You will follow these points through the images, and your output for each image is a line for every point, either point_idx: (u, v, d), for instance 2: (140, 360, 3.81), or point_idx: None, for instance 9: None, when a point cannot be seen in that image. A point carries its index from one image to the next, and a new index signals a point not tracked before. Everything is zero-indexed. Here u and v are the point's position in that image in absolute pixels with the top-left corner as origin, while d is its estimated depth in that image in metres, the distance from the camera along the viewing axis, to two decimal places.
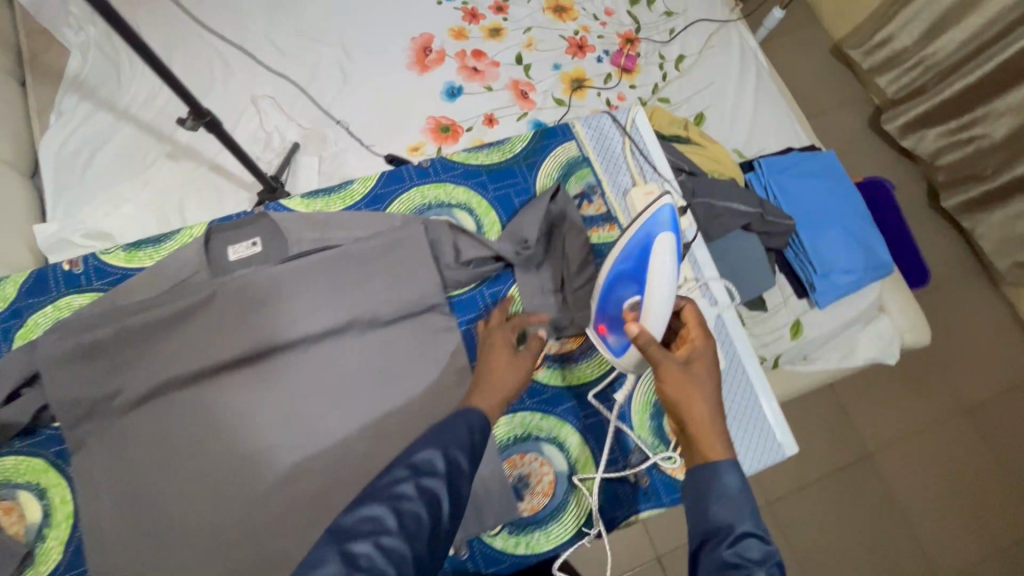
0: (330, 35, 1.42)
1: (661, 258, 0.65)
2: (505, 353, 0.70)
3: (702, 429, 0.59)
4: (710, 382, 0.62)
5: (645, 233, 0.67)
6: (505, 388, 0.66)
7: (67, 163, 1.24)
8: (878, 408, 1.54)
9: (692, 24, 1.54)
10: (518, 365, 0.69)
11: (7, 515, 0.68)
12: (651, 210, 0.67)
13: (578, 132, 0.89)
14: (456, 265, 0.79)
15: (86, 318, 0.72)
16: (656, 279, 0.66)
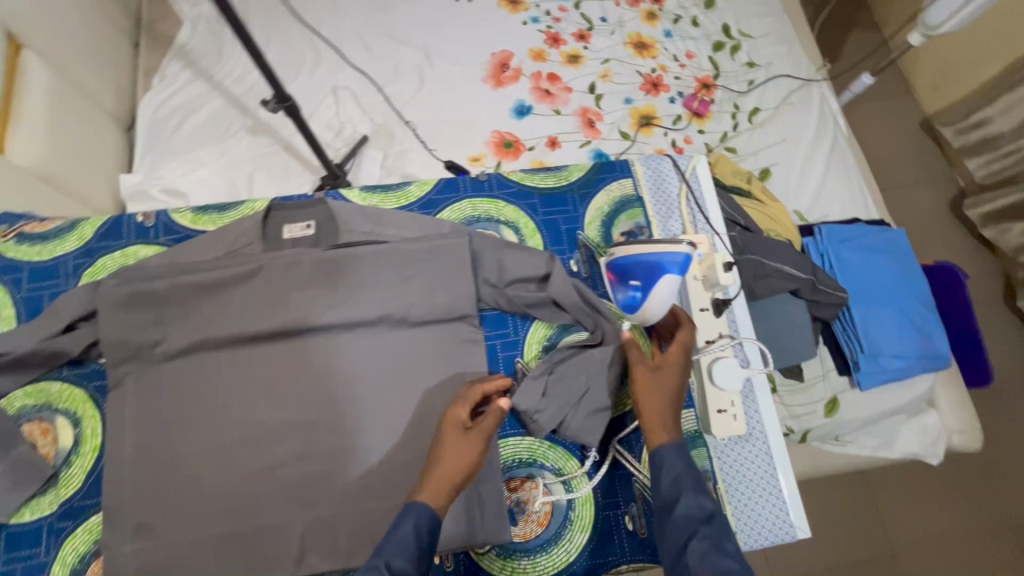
0: (417, 41, 1.49)
1: (666, 287, 0.67)
2: (456, 437, 0.64)
3: (654, 416, 0.64)
4: (671, 386, 0.67)
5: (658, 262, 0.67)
6: (453, 477, 0.61)
7: (160, 122, 1.35)
8: (911, 506, 1.43)
9: (774, 78, 1.51)
10: (472, 447, 0.63)
11: (43, 436, 0.73)
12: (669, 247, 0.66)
13: (637, 171, 0.89)
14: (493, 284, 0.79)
15: (146, 269, 0.77)
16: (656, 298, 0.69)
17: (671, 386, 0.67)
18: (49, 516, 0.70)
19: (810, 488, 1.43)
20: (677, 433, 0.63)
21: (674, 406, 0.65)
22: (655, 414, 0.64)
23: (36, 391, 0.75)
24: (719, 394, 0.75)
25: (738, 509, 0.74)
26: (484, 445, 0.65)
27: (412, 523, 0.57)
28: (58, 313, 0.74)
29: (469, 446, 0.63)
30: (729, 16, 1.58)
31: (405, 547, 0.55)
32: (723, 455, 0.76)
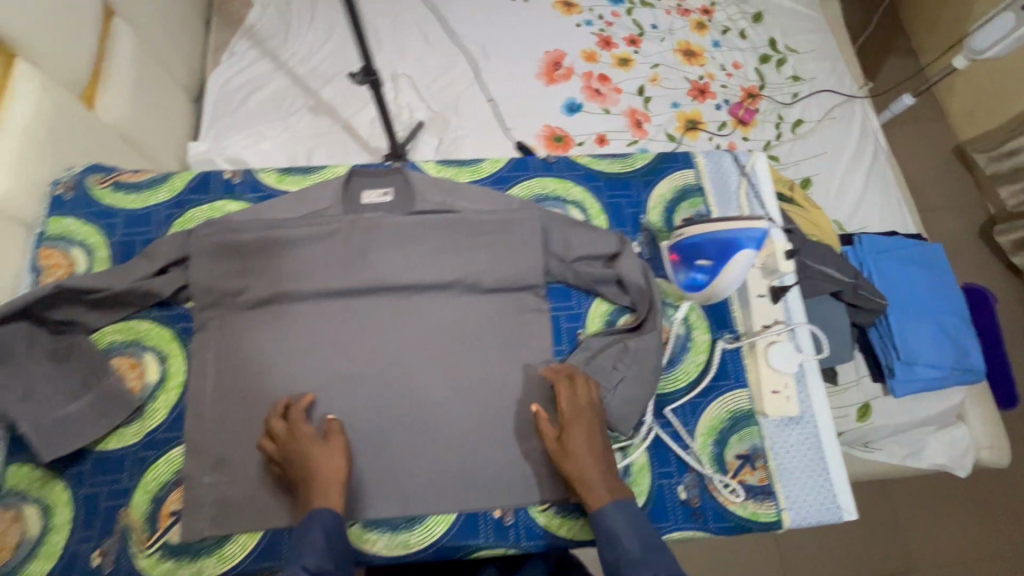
0: (475, 35, 1.54)
1: (742, 260, 0.75)
2: (316, 446, 0.70)
3: (584, 486, 0.67)
4: (584, 450, 0.68)
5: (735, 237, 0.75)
6: (338, 483, 0.69)
7: (227, 96, 1.41)
8: (935, 523, 1.43)
9: (819, 92, 1.54)
10: (336, 452, 0.70)
11: (132, 370, 0.78)
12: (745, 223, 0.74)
13: (698, 163, 0.92)
14: (561, 258, 0.83)
15: (235, 221, 0.81)
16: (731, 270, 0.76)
17: (574, 448, 0.68)
18: (133, 445, 0.74)
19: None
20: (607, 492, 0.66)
21: (596, 469, 0.67)
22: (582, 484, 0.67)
23: (126, 328, 0.79)
24: (774, 375, 0.78)
25: (787, 487, 0.76)
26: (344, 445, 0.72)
27: (321, 529, 0.65)
28: (152, 256, 0.78)
29: (332, 451, 0.70)
30: (776, 30, 1.62)
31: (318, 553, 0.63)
32: (774, 435, 0.78)
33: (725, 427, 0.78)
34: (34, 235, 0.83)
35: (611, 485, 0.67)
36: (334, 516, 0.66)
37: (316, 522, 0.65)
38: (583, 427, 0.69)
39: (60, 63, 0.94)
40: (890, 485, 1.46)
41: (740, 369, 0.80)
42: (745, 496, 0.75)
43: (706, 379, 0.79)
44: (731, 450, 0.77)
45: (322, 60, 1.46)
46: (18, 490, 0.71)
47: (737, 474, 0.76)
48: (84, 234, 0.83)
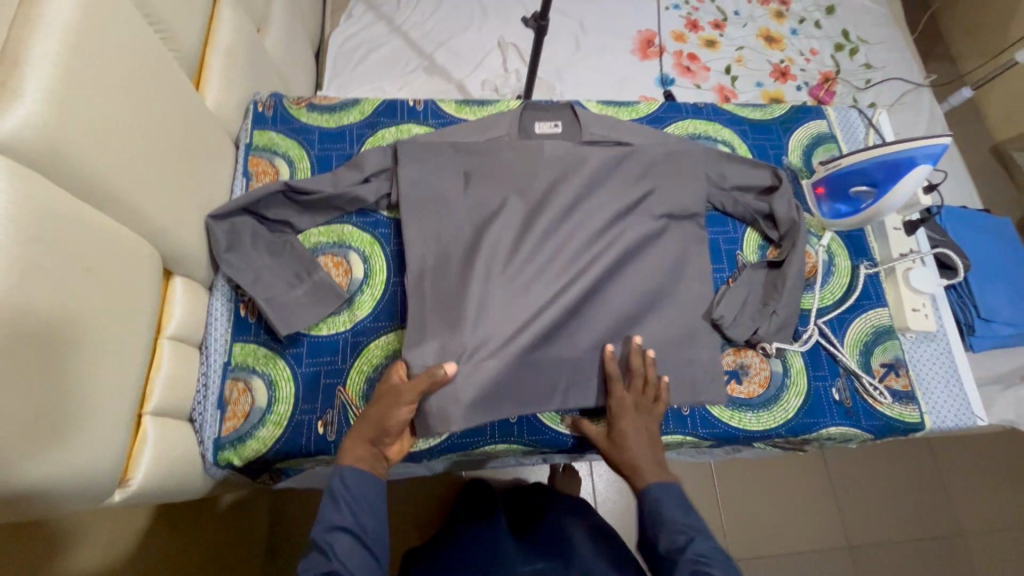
0: (571, 12, 1.64)
1: (912, 180, 0.79)
2: (382, 392, 0.69)
3: (631, 469, 0.72)
4: (633, 432, 0.73)
5: (908, 156, 0.79)
6: (361, 440, 0.67)
7: (347, 54, 1.49)
8: (1001, 489, 1.48)
9: (889, 79, 1.66)
10: (395, 402, 0.68)
11: (337, 268, 0.85)
12: (923, 142, 0.78)
13: (829, 115, 1.02)
14: (719, 188, 0.92)
15: (429, 139, 0.90)
16: (899, 190, 0.81)
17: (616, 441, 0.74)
18: (345, 331, 0.82)
19: (914, 454, 1.49)
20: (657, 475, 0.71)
21: (646, 451, 0.73)
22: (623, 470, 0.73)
23: (329, 232, 0.87)
24: (912, 295, 0.88)
25: (925, 392, 0.85)
26: (412, 398, 0.68)
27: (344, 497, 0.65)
28: (360, 165, 0.86)
29: (391, 400, 0.68)
30: (848, 22, 1.74)
31: (335, 528, 0.63)
32: (911, 348, 0.88)
33: (869, 339, 0.87)
34: (240, 145, 0.91)
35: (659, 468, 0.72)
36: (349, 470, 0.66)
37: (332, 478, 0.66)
38: (635, 417, 0.75)
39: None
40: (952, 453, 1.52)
41: (880, 290, 0.90)
42: (892, 399, 0.83)
43: (851, 297, 0.88)
44: (876, 358, 0.86)
45: (434, 26, 1.55)
46: (246, 365, 0.79)
47: (883, 379, 0.84)
48: (286, 146, 0.92)
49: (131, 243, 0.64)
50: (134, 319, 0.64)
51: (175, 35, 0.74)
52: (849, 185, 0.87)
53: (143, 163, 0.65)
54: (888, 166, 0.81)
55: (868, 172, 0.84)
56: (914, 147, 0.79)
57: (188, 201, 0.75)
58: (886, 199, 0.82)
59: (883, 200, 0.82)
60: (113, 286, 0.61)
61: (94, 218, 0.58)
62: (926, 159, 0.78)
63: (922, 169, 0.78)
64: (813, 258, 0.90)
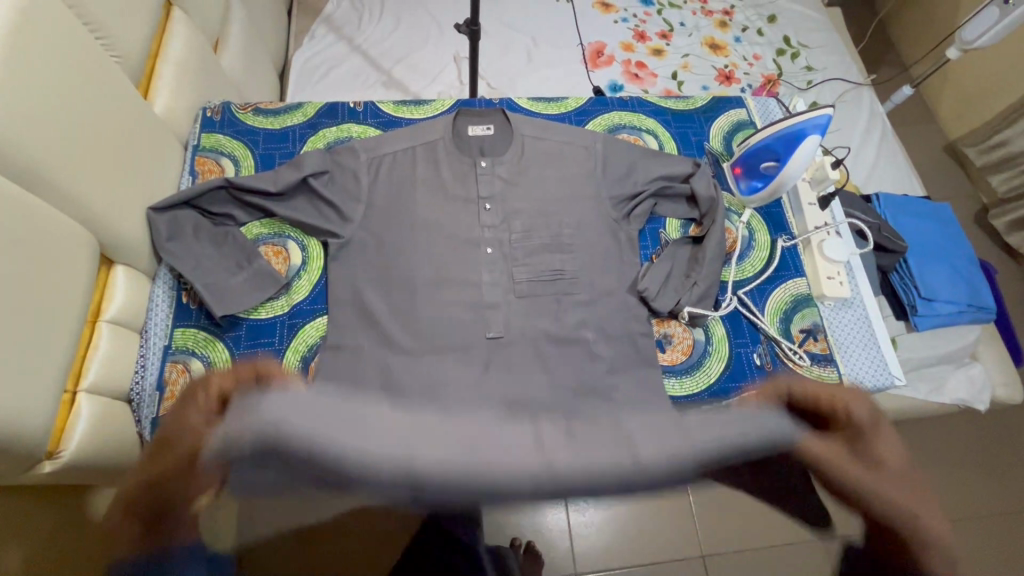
0: (524, 28, 1.73)
1: (803, 151, 0.82)
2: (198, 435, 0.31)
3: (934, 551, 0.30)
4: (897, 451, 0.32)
5: (798, 128, 0.83)
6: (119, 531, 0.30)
7: (309, 72, 1.57)
8: (965, 474, 1.48)
9: (830, 80, 1.74)
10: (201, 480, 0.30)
11: (276, 256, 0.90)
12: (811, 112, 0.82)
13: (749, 104, 1.09)
14: (645, 174, 0.95)
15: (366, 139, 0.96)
16: (795, 163, 0.84)
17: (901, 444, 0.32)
18: (283, 314, 0.87)
19: None
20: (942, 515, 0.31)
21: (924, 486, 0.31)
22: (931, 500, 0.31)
23: (269, 223, 0.92)
24: (828, 265, 0.92)
25: (846, 355, 0.88)
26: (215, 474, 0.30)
27: None
28: (299, 166, 0.89)
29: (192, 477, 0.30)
30: (789, 29, 1.84)
31: None
32: (831, 315, 0.91)
33: (788, 308, 0.90)
34: (188, 147, 0.97)
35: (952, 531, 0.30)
36: None
37: None
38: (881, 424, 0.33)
39: (203, 16, 1.10)
40: (922, 440, 1.51)
41: (798, 262, 0.94)
42: (811, 361, 0.86)
43: (770, 269, 0.92)
44: (795, 325, 0.89)
45: (392, 44, 1.64)
46: (186, 348, 0.83)
47: (802, 345, 0.88)
48: (231, 147, 0.97)
49: (69, 230, 0.69)
50: (68, 301, 0.69)
51: (118, 44, 0.81)
52: (759, 159, 0.91)
53: (83, 156, 0.71)
54: (784, 139, 0.85)
55: (771, 147, 0.88)
56: (804, 120, 0.83)
57: (127, 196, 0.79)
58: (783, 172, 0.85)
59: (781, 173, 0.85)
60: (50, 267, 0.65)
61: (31, 202, 0.63)
62: (815, 130, 0.82)
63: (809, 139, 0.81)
64: (732, 234, 0.95)
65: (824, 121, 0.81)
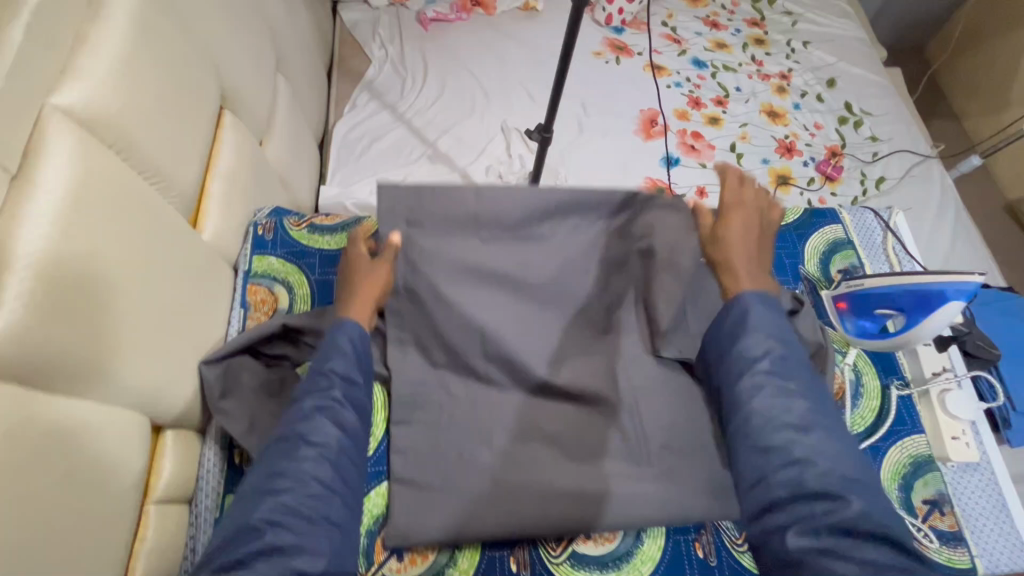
0: (574, 93, 1.66)
1: (942, 316, 0.75)
2: (365, 262, 0.82)
3: (728, 268, 0.72)
4: (739, 227, 0.74)
5: (939, 290, 0.74)
6: (373, 293, 0.79)
7: (351, 143, 1.49)
8: None
9: (896, 152, 1.64)
10: (382, 264, 0.81)
11: None
12: (957, 275, 0.72)
13: (845, 219, 1.00)
14: None
15: None
16: (927, 325, 0.76)
17: (750, 218, 0.75)
18: None
19: None
20: (756, 286, 0.69)
21: (750, 246, 0.73)
22: (746, 259, 0.72)
23: None
24: (950, 422, 0.82)
25: (974, 530, 0.78)
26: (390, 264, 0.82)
27: (347, 341, 0.71)
28: None
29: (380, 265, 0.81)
30: (850, 94, 1.75)
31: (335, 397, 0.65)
32: (954, 480, 0.81)
33: (908, 473, 0.80)
34: (239, 271, 0.89)
35: (756, 282, 0.69)
36: (355, 326, 0.73)
37: (337, 330, 0.72)
38: (738, 209, 0.76)
39: (252, 115, 1.03)
40: None
41: (915, 414, 0.84)
42: (939, 541, 0.76)
43: (884, 425, 0.82)
44: (917, 494, 0.79)
45: (437, 113, 1.56)
46: None
47: (927, 519, 0.77)
48: (285, 272, 0.90)
49: (112, 422, 0.60)
50: (118, 499, 0.60)
51: (170, 181, 0.73)
52: (875, 302, 0.82)
53: (134, 330, 0.62)
54: (916, 296, 0.76)
55: (894, 297, 0.79)
56: (946, 280, 0.73)
57: (180, 353, 0.71)
58: (912, 331, 0.77)
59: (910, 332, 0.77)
60: (95, 474, 0.57)
61: (71, 407, 0.55)
62: (958, 295, 0.73)
63: (952, 307, 0.73)
64: (838, 379, 0.85)
65: (971, 288, 0.72)
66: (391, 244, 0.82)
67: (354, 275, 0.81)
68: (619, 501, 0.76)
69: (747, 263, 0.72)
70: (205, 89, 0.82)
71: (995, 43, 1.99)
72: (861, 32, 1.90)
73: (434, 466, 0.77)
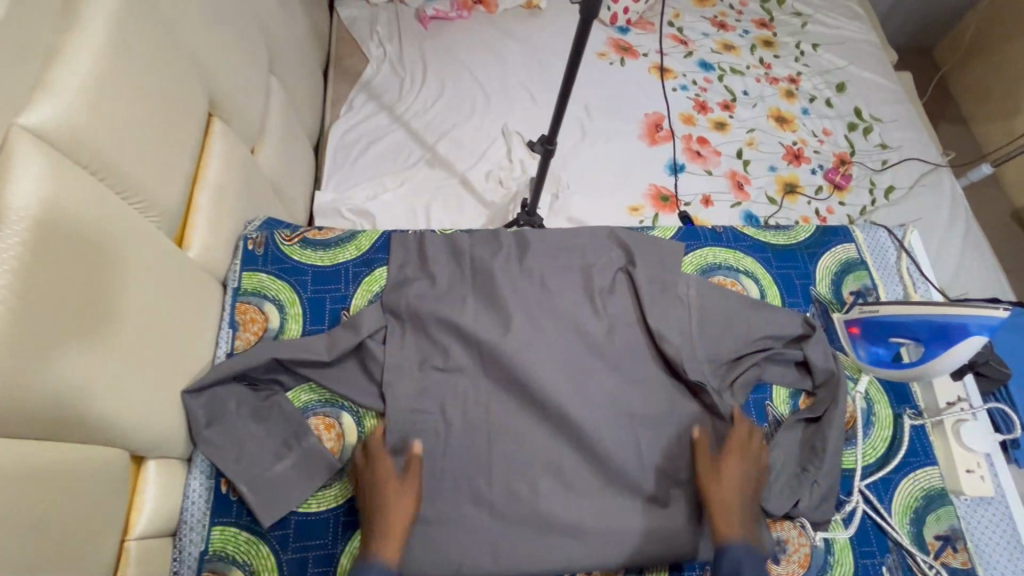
0: (577, 96, 1.61)
1: (961, 349, 0.72)
2: (393, 486, 0.70)
3: (721, 512, 0.70)
4: (738, 474, 0.73)
5: (959, 322, 0.71)
6: (397, 532, 0.67)
7: (347, 146, 1.45)
8: None
9: (906, 160, 1.60)
10: (407, 494, 0.70)
11: (327, 431, 0.78)
12: (979, 308, 0.70)
13: (858, 237, 0.96)
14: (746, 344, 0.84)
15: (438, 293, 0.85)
16: (945, 358, 0.73)
17: (750, 477, 0.73)
18: (336, 509, 0.74)
19: None
20: (746, 537, 0.68)
21: (746, 501, 0.71)
22: (742, 511, 0.70)
23: (317, 388, 0.80)
24: (965, 454, 0.79)
25: (988, 567, 0.75)
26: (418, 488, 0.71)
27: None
28: (357, 325, 0.81)
29: (407, 492, 0.70)
30: (859, 100, 1.70)
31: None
32: (968, 514, 0.78)
33: (920, 506, 0.77)
34: (228, 288, 0.86)
35: (746, 528, 0.69)
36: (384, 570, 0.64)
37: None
38: (740, 456, 0.74)
39: (244, 123, 0.99)
40: None
41: (928, 445, 0.81)
42: None
43: (896, 457, 0.79)
44: (929, 529, 0.76)
45: (436, 115, 1.51)
46: (224, 554, 0.70)
47: (939, 556, 0.75)
48: (276, 289, 0.87)
49: (86, 461, 0.56)
50: (96, 543, 0.57)
51: (152, 199, 0.69)
52: (892, 331, 0.80)
53: (109, 361, 0.59)
54: (935, 327, 0.74)
55: (912, 327, 0.77)
56: (967, 313, 0.71)
57: (163, 382, 0.68)
58: (929, 363, 0.75)
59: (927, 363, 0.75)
60: (69, 519, 0.54)
61: (43, 448, 0.51)
62: (979, 329, 0.71)
63: (973, 340, 0.70)
64: (850, 407, 0.82)
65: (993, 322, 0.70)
66: (416, 457, 0.72)
67: (376, 501, 0.69)
68: (621, 535, 0.74)
69: (740, 509, 0.70)
70: (192, 100, 0.78)
71: (1009, 46, 1.94)
72: (872, 34, 1.86)
73: (430, 499, 0.75)
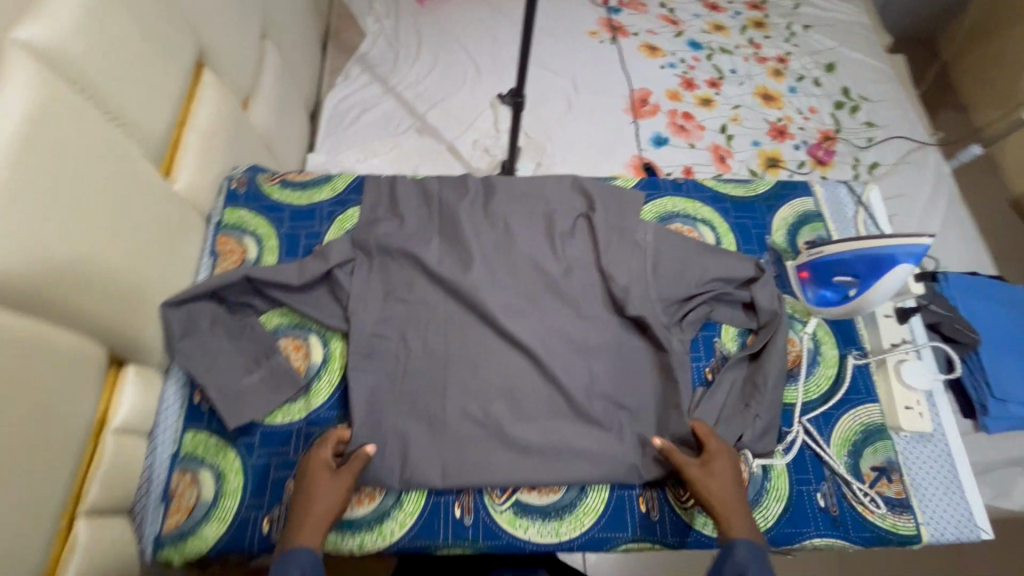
0: (565, 72, 1.66)
1: (893, 278, 0.75)
2: (325, 475, 0.71)
3: (725, 514, 0.68)
4: (728, 473, 0.71)
5: (889, 253, 0.75)
6: (326, 521, 0.68)
7: (340, 114, 1.52)
8: None
9: (891, 138, 1.62)
10: (342, 486, 0.70)
11: (296, 351, 0.84)
12: (906, 237, 0.73)
13: (817, 192, 0.99)
14: (696, 285, 0.87)
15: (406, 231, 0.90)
16: (879, 289, 0.77)
17: (734, 471, 0.72)
18: (300, 421, 0.80)
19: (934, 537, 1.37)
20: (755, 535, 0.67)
21: (739, 495, 0.70)
22: (742, 509, 0.69)
23: (289, 313, 0.87)
24: (905, 392, 0.82)
25: (923, 498, 0.78)
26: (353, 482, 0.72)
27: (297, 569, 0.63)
28: (326, 256, 0.86)
29: (339, 484, 0.70)
30: (848, 80, 1.72)
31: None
32: (906, 450, 0.81)
33: (858, 440, 0.80)
34: (211, 223, 0.92)
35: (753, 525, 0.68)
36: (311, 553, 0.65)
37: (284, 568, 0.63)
38: (723, 457, 0.72)
39: (236, 77, 1.06)
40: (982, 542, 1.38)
41: (870, 384, 0.84)
42: (884, 507, 0.76)
43: (838, 392, 0.82)
44: (866, 461, 0.79)
45: (427, 87, 1.57)
46: (195, 456, 0.77)
47: (874, 485, 0.77)
48: (256, 225, 0.93)
49: (68, 348, 0.62)
50: (75, 424, 0.63)
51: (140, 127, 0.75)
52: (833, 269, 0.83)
53: (94, 258, 0.65)
54: (870, 261, 0.77)
55: (850, 263, 0.80)
56: (895, 244, 0.74)
57: (143, 292, 0.74)
58: (865, 296, 0.78)
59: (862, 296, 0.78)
60: (50, 393, 0.59)
61: (27, 327, 0.57)
62: (908, 258, 0.74)
63: (902, 268, 0.74)
64: (796, 346, 0.85)
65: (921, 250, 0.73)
66: (362, 455, 0.73)
67: (307, 495, 0.69)
68: (566, 455, 0.78)
69: (739, 505, 0.69)
70: (182, 44, 0.85)
71: (1007, 30, 1.93)
72: (865, 17, 1.87)
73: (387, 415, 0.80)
